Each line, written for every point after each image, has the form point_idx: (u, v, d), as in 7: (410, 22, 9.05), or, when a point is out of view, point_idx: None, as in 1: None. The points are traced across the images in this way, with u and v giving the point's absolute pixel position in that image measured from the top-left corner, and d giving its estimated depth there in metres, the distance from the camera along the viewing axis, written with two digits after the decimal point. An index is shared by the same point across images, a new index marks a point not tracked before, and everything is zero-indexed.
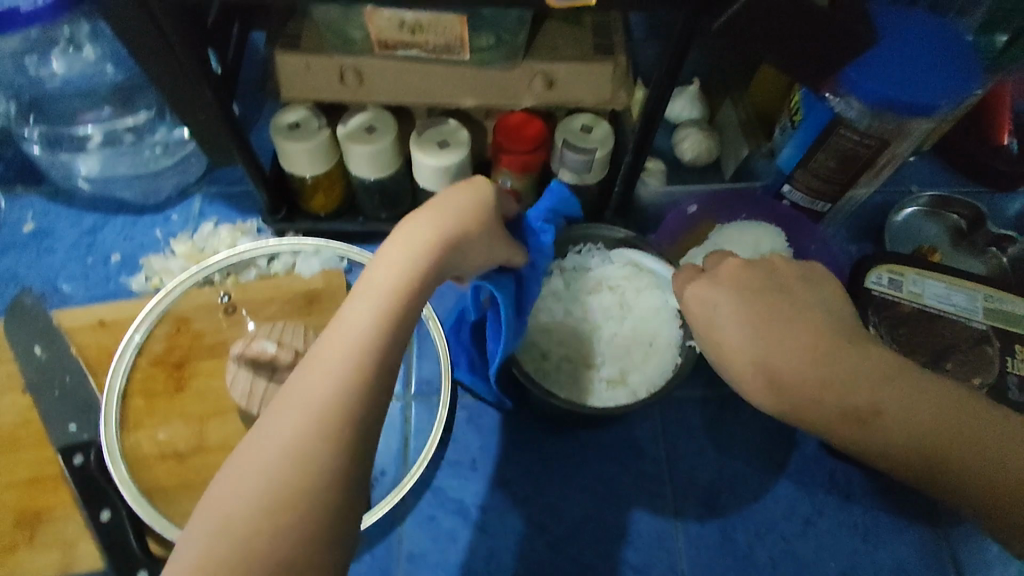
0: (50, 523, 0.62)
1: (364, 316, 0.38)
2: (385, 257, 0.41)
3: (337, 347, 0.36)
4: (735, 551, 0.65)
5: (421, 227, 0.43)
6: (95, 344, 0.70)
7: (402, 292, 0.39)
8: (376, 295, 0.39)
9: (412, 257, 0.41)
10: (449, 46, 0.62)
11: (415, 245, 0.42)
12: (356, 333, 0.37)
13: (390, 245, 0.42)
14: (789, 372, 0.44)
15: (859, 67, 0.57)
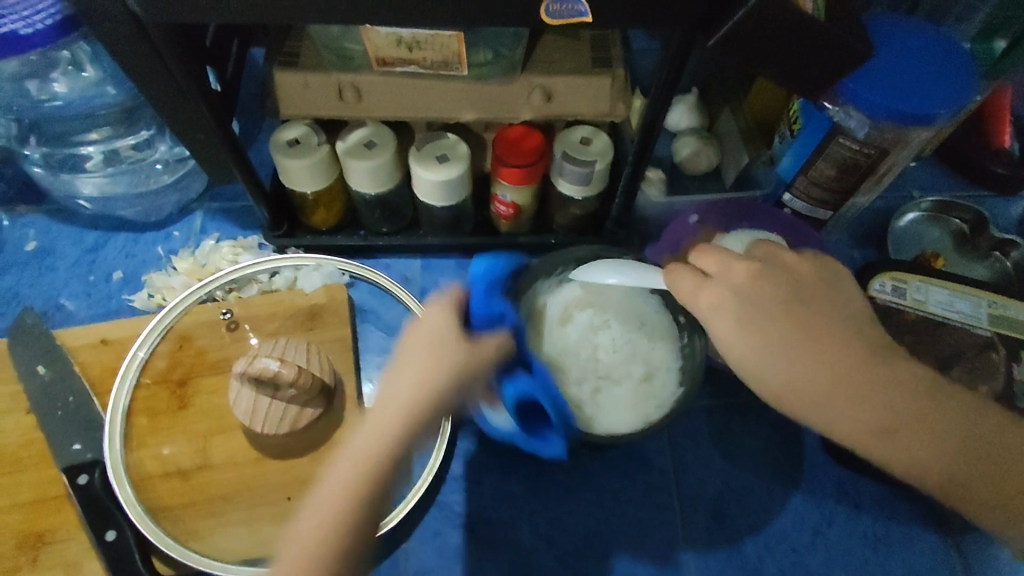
0: (55, 544, 0.62)
1: (378, 431, 0.43)
2: (396, 385, 0.45)
3: (354, 465, 0.42)
4: (744, 562, 0.65)
5: (430, 350, 0.46)
6: (97, 363, 0.69)
7: (413, 406, 0.43)
8: (383, 427, 0.43)
9: (422, 385, 0.44)
10: (446, 62, 0.63)
11: (425, 349, 0.45)
12: (373, 449, 0.42)
13: (401, 373, 0.45)
14: (799, 376, 0.44)
15: (857, 79, 0.58)
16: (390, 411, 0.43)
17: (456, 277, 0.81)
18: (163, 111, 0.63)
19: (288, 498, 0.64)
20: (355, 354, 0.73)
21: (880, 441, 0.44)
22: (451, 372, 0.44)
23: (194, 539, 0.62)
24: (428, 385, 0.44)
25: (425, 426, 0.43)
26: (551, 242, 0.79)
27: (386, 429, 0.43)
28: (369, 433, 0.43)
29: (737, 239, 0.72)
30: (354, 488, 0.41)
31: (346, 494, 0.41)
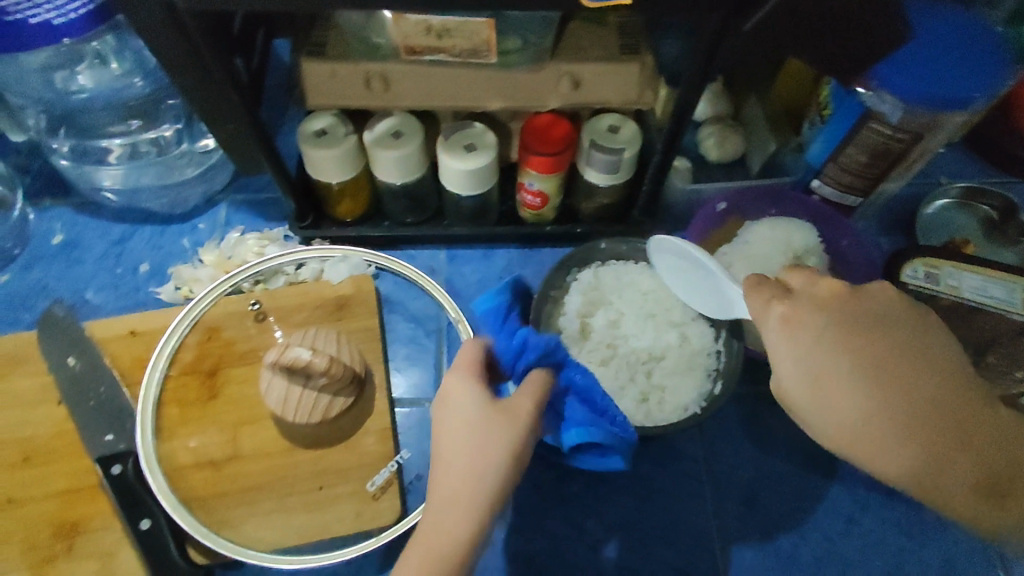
0: (90, 534, 0.62)
1: (464, 497, 0.45)
2: (458, 456, 0.46)
3: (447, 531, 0.44)
4: (778, 551, 0.65)
5: (488, 422, 0.47)
6: (127, 354, 0.70)
7: (495, 468, 0.45)
8: (456, 503, 0.45)
9: (486, 456, 0.46)
10: (475, 50, 0.62)
11: (482, 412, 0.47)
12: (462, 512, 0.44)
13: (463, 444, 0.46)
14: (834, 395, 0.41)
15: (891, 63, 0.56)
16: (467, 473, 0.45)
17: (482, 267, 0.81)
18: (194, 98, 0.63)
19: (320, 487, 0.64)
20: (383, 344, 0.73)
21: (951, 469, 0.40)
22: (519, 427, 0.47)
23: (228, 529, 0.62)
24: (502, 447, 0.46)
25: (505, 482, 0.46)
26: (577, 231, 0.78)
27: (472, 492, 0.45)
28: (451, 498, 0.45)
29: (767, 230, 0.72)
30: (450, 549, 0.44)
31: (444, 558, 0.43)
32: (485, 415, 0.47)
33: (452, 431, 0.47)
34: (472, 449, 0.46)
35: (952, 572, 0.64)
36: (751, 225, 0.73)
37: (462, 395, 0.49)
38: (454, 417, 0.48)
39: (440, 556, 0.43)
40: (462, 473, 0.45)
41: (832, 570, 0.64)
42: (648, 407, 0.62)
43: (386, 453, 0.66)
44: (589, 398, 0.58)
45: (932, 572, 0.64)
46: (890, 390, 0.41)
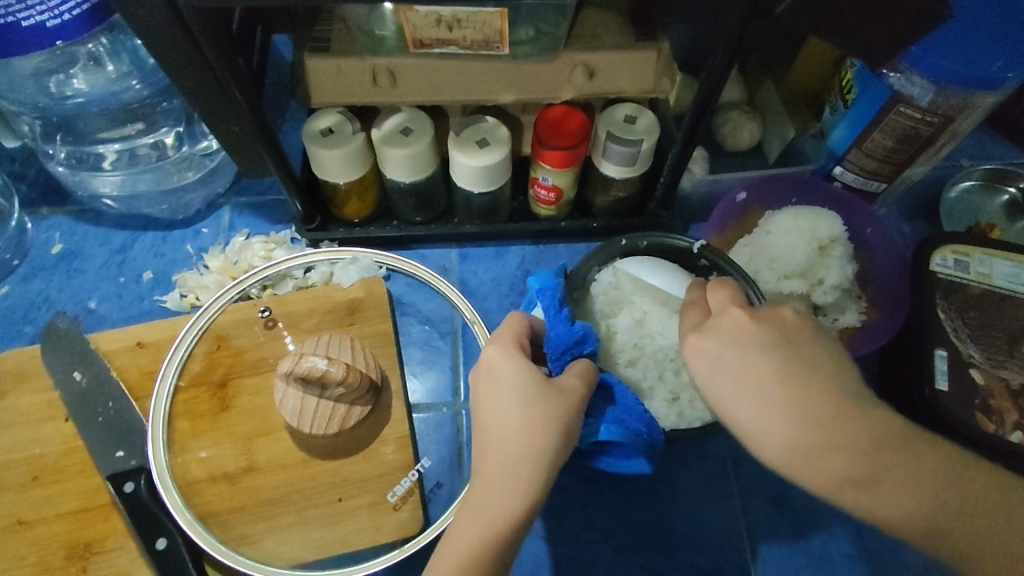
0: (104, 554, 0.61)
1: (520, 476, 0.43)
2: (508, 430, 0.44)
3: (505, 509, 0.42)
4: (809, 550, 0.63)
5: (538, 396, 0.45)
6: (135, 367, 0.67)
7: (546, 447, 0.44)
8: (508, 476, 0.43)
9: (539, 431, 0.44)
10: (487, 41, 0.59)
11: (531, 389, 0.46)
12: (518, 492, 0.43)
13: (512, 417, 0.45)
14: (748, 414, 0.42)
15: (925, 43, 0.55)
16: (522, 448, 0.44)
17: (495, 266, 0.78)
18: (195, 102, 0.61)
19: (338, 499, 0.62)
20: (397, 347, 0.71)
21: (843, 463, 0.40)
22: (570, 405, 0.46)
23: (247, 545, 0.61)
24: (555, 425, 0.45)
25: (559, 461, 0.44)
26: (593, 226, 0.76)
27: (528, 470, 0.43)
28: (506, 476, 0.43)
29: (789, 220, 0.68)
30: (508, 529, 0.42)
31: (503, 537, 0.42)
32: (537, 393, 0.45)
33: (503, 407, 0.45)
34: (525, 427, 0.44)
35: None
36: (773, 215, 0.70)
37: (511, 370, 0.47)
38: (503, 394, 0.46)
39: (496, 538, 0.42)
40: (517, 453, 0.44)
41: (863, 568, 0.62)
42: (679, 407, 0.61)
43: (405, 462, 0.64)
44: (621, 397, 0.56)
45: None
46: (796, 422, 0.40)
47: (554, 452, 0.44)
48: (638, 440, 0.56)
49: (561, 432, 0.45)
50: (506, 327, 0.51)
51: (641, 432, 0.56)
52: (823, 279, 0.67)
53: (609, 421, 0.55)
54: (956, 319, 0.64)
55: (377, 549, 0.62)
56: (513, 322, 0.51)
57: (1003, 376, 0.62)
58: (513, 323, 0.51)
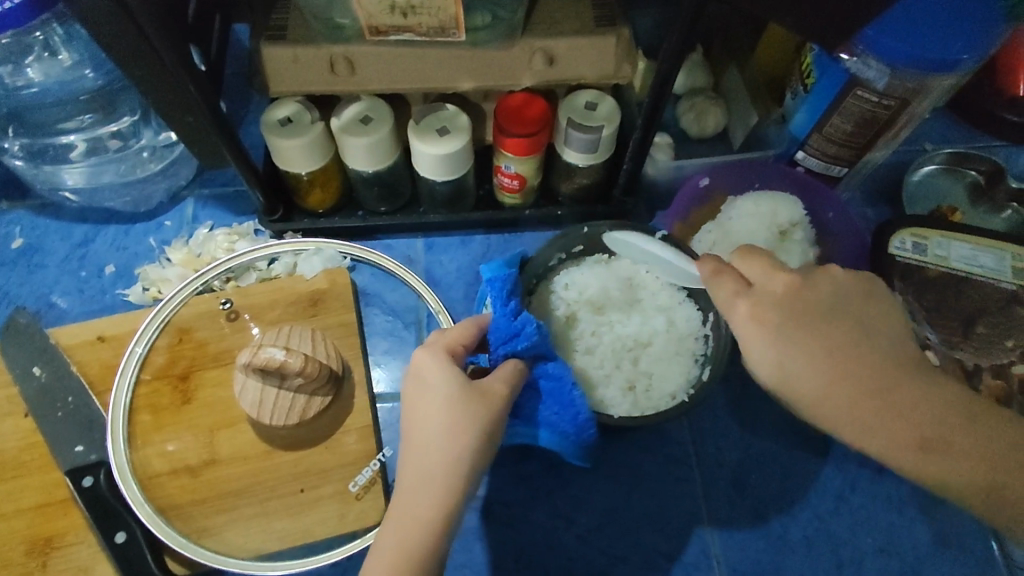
0: (64, 550, 0.60)
1: (436, 482, 0.44)
2: (430, 438, 0.45)
3: (423, 518, 0.44)
4: (770, 533, 0.64)
5: (459, 404, 0.46)
6: (96, 361, 0.66)
7: (466, 452, 0.45)
8: (427, 482, 0.44)
9: (459, 438, 0.45)
10: (443, 27, 0.59)
11: (453, 395, 0.46)
12: (434, 501, 0.44)
13: (434, 425, 0.45)
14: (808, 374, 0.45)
15: (876, 26, 0.55)
16: (440, 455, 0.44)
17: (460, 255, 0.78)
18: (150, 92, 0.60)
19: (301, 490, 0.62)
20: (362, 337, 0.71)
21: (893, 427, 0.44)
22: (492, 409, 0.47)
23: (208, 537, 0.61)
24: (476, 429, 0.45)
25: (478, 462, 0.45)
26: (559, 214, 0.76)
27: (446, 475, 0.44)
28: (423, 485, 0.44)
29: (751, 205, 0.69)
30: (428, 536, 0.43)
31: (423, 544, 0.43)
32: (458, 399, 0.46)
33: (425, 414, 0.46)
34: (446, 433, 0.45)
35: (943, 547, 0.63)
36: (737, 200, 0.70)
37: (435, 375, 0.47)
38: (425, 399, 0.47)
39: (416, 542, 0.43)
40: (435, 460, 0.45)
41: (823, 549, 0.63)
42: (634, 396, 0.61)
43: (367, 452, 0.64)
44: (557, 395, 0.57)
45: (924, 547, 0.63)
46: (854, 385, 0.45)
47: (472, 458, 0.45)
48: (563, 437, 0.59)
49: (480, 438, 0.45)
50: (451, 333, 0.50)
51: (569, 431, 0.58)
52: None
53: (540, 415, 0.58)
54: (913, 301, 0.65)
55: (340, 539, 0.62)
56: (460, 332, 0.50)
57: (958, 356, 0.63)
58: (458, 331, 0.51)
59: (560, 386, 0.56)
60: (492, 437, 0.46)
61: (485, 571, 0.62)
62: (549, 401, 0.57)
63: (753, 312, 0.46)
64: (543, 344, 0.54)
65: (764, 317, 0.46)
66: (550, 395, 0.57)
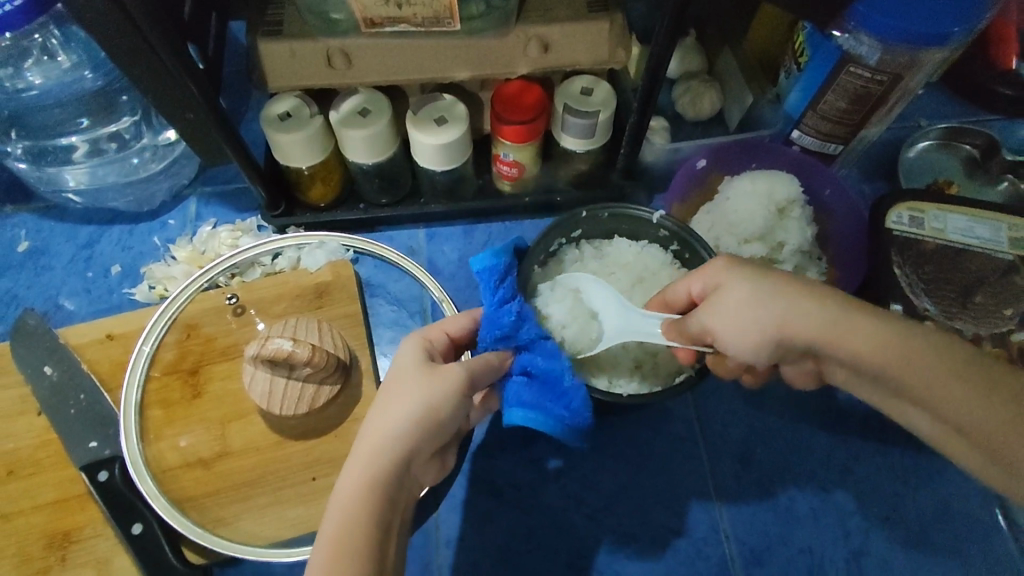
0: (83, 543, 0.61)
1: (384, 444, 0.43)
2: (382, 408, 0.45)
3: (358, 488, 0.42)
4: (776, 506, 0.65)
5: (413, 378, 0.46)
6: (106, 359, 0.67)
7: (416, 419, 0.44)
8: (376, 444, 0.43)
9: (411, 405, 0.44)
10: (438, 17, 0.60)
11: (410, 371, 0.47)
12: (368, 469, 0.42)
13: (388, 396, 0.45)
14: (774, 305, 0.46)
15: (867, 2, 0.56)
16: (389, 421, 0.44)
17: (461, 244, 0.79)
18: (149, 87, 0.61)
19: (312, 478, 0.63)
20: (367, 327, 0.71)
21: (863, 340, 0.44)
22: (449, 383, 0.46)
23: (224, 527, 0.62)
24: (430, 396, 0.45)
25: (431, 431, 0.44)
26: (557, 200, 0.77)
27: (395, 438, 0.43)
28: (369, 451, 0.43)
29: (748, 184, 0.69)
30: (355, 520, 0.41)
31: (356, 517, 0.41)
32: (407, 378, 0.46)
33: (379, 397, 0.46)
34: (385, 413, 0.44)
35: (948, 515, 0.64)
36: (732, 179, 0.71)
37: (401, 358, 0.49)
38: (388, 379, 0.47)
39: (361, 503, 0.41)
40: (386, 425, 0.44)
41: (829, 520, 0.64)
42: (642, 374, 0.62)
43: None
44: (547, 384, 0.54)
45: (928, 515, 0.64)
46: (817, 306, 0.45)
47: (408, 435, 0.44)
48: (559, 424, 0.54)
49: (421, 412, 0.44)
50: (443, 322, 0.54)
51: (565, 417, 0.54)
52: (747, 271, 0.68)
53: (529, 405, 0.53)
54: (911, 274, 0.66)
55: None
56: (453, 320, 0.54)
57: (958, 326, 0.63)
58: (449, 320, 0.55)
59: (549, 372, 0.54)
60: (438, 413, 0.45)
61: (497, 552, 0.63)
62: (542, 392, 0.54)
63: (726, 260, 0.50)
64: (527, 330, 0.54)
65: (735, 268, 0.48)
66: (542, 384, 0.54)
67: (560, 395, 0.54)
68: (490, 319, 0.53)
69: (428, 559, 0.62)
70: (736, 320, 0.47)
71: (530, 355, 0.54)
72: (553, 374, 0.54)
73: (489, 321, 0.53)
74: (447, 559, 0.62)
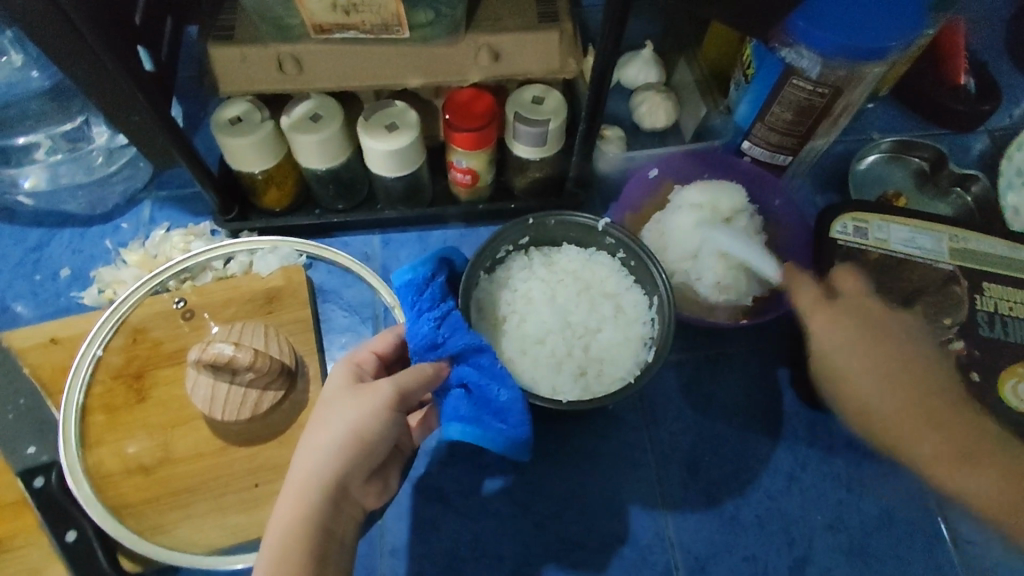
0: (16, 551, 0.60)
1: (306, 473, 0.44)
2: (310, 436, 0.46)
3: (285, 521, 0.43)
4: (722, 514, 0.65)
5: (339, 405, 0.47)
6: (48, 363, 0.66)
7: (339, 443, 0.45)
8: (301, 474, 0.44)
9: (333, 432, 0.45)
10: (386, 24, 0.60)
11: (337, 395, 0.48)
12: (296, 502, 0.43)
13: (316, 424, 0.47)
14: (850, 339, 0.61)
15: (806, 16, 0.57)
16: (314, 450, 0.45)
17: (417, 250, 0.79)
18: (96, 90, 0.61)
19: (256, 485, 0.62)
20: (317, 333, 0.71)
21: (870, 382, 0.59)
22: (370, 404, 0.47)
23: (161, 534, 0.61)
24: (351, 420, 0.46)
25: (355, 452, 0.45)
26: (512, 207, 0.77)
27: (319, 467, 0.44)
28: (296, 478, 0.45)
29: (696, 193, 0.70)
30: (283, 546, 0.42)
31: (285, 549, 0.42)
32: (333, 401, 0.48)
33: (310, 422, 0.48)
34: (310, 441, 0.46)
35: (891, 523, 0.65)
36: (680, 189, 0.72)
37: (329, 386, 0.50)
38: (321, 406, 0.49)
39: (289, 530, 0.43)
40: (311, 451, 0.45)
41: (774, 527, 0.64)
42: (585, 381, 0.61)
43: None
44: (485, 396, 0.55)
45: (871, 523, 0.65)
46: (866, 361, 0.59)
47: (331, 460, 0.45)
48: (499, 437, 0.55)
49: (344, 436, 0.45)
50: (373, 341, 0.56)
51: (506, 430, 0.55)
52: (701, 277, 0.68)
53: (468, 420, 0.55)
54: None
55: None
56: (380, 339, 0.56)
57: None
58: (378, 340, 0.56)
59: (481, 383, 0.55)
60: (361, 435, 0.46)
61: (440, 559, 0.62)
62: (480, 406, 0.55)
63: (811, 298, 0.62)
64: (455, 338, 0.54)
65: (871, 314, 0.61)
66: (478, 398, 0.55)
67: (508, 405, 0.55)
68: (418, 330, 0.54)
69: (372, 565, 0.62)
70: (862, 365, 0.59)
71: (462, 367, 0.55)
72: (490, 385, 0.55)
73: (415, 330, 0.54)
74: (391, 566, 0.62)
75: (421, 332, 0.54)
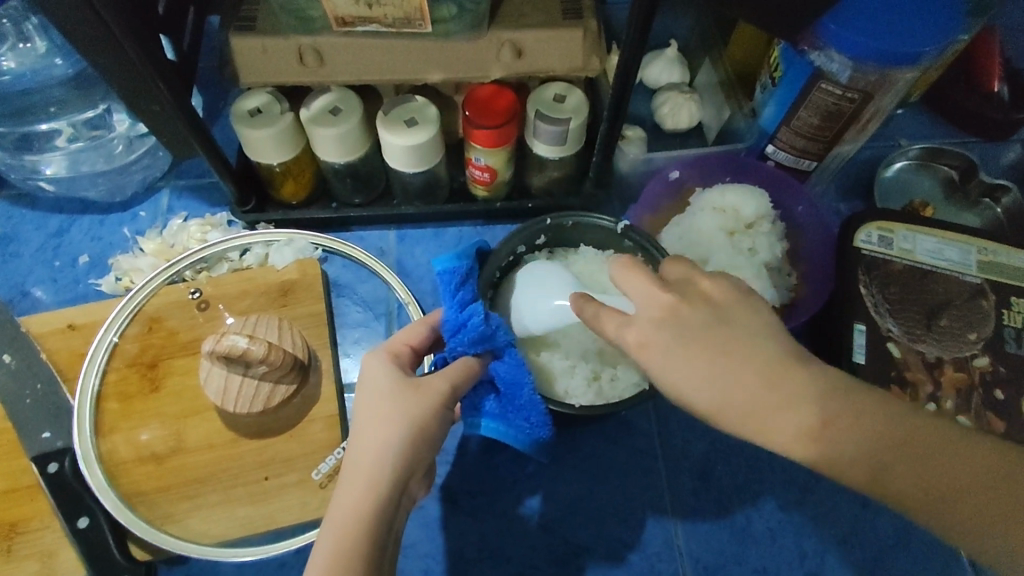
0: (30, 534, 0.61)
1: (371, 471, 0.43)
2: (366, 431, 0.45)
3: (350, 517, 0.42)
4: (733, 524, 0.64)
5: (397, 400, 0.46)
6: (66, 349, 0.67)
7: (403, 440, 0.45)
8: (363, 471, 0.43)
9: (395, 430, 0.45)
10: (409, 18, 0.59)
11: (390, 388, 0.47)
12: (360, 501, 0.42)
13: (372, 418, 0.45)
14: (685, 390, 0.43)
15: (838, 19, 0.56)
16: (376, 446, 0.44)
17: (432, 246, 0.78)
18: (117, 78, 0.61)
19: (265, 478, 0.63)
20: (331, 327, 0.71)
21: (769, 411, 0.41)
22: (429, 402, 0.46)
23: (172, 523, 0.61)
24: (413, 418, 0.45)
25: (418, 448, 0.45)
26: (529, 206, 0.76)
27: (383, 464, 0.44)
28: (356, 474, 0.43)
29: (718, 196, 0.69)
30: (350, 544, 0.41)
31: (348, 544, 0.41)
32: (388, 395, 0.46)
33: (360, 414, 0.46)
34: (369, 437, 0.45)
35: (906, 541, 0.63)
36: (702, 192, 0.71)
37: (373, 377, 0.48)
38: (369, 398, 0.47)
39: (355, 529, 0.42)
40: (372, 448, 0.44)
41: (785, 540, 0.63)
42: (598, 386, 0.61)
43: (332, 441, 0.64)
44: (510, 395, 0.54)
45: (886, 541, 0.63)
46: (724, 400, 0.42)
47: (397, 458, 0.44)
48: (523, 434, 0.56)
49: (408, 435, 0.45)
50: (403, 334, 0.52)
51: (526, 430, 0.55)
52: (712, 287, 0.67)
53: (495, 417, 0.55)
54: (877, 294, 0.66)
55: (304, 527, 0.62)
56: (414, 330, 0.53)
57: (920, 350, 0.63)
58: (410, 331, 0.53)
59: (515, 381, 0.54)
60: (423, 433, 0.45)
61: (447, 560, 0.62)
62: (505, 403, 0.55)
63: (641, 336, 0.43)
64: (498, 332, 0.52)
65: (725, 312, 0.43)
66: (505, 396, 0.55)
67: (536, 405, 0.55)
68: (462, 319, 0.51)
69: None
70: (697, 375, 0.41)
71: (497, 363, 0.53)
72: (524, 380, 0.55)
73: (458, 319, 0.51)
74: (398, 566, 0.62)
75: (465, 322, 0.51)
